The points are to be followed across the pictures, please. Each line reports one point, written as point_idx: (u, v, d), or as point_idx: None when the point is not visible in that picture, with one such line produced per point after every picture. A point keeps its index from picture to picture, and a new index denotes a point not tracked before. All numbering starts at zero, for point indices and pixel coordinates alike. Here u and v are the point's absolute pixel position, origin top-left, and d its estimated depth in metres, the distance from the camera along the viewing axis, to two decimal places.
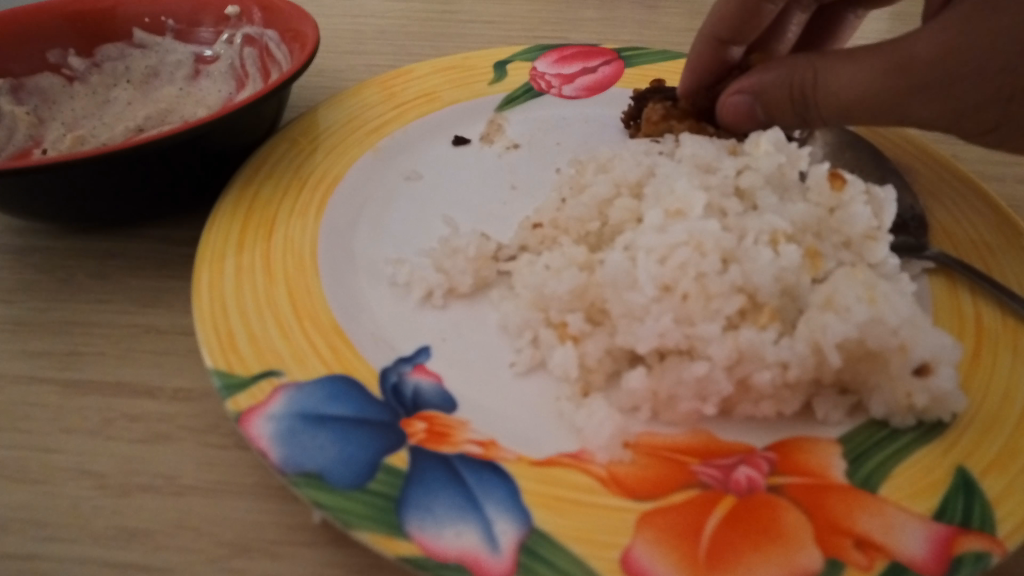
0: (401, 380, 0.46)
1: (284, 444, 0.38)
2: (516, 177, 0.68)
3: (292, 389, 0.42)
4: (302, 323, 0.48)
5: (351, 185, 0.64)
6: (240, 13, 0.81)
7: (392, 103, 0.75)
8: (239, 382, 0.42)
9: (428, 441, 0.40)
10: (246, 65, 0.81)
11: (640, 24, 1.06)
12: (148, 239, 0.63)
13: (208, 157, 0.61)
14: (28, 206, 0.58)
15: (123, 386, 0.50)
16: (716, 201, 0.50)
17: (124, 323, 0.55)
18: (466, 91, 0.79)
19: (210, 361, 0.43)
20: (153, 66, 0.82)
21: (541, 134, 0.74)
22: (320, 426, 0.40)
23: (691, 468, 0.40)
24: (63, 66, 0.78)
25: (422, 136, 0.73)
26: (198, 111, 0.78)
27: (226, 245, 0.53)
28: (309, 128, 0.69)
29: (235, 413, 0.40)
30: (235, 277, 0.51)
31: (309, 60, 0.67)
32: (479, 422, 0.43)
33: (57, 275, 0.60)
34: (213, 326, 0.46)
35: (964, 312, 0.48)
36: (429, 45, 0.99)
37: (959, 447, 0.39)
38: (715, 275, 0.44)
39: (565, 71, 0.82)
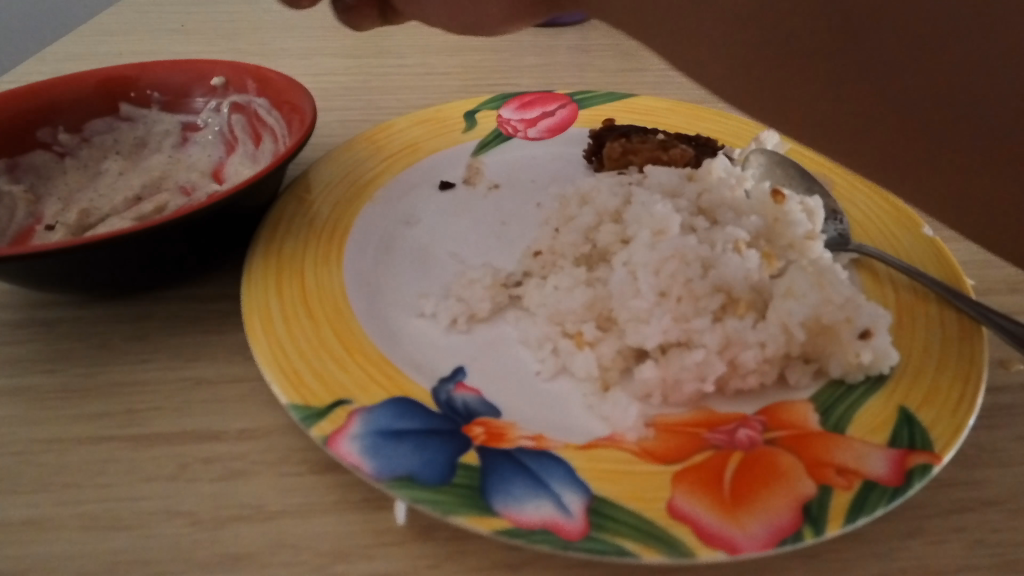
0: (450, 397, 0.53)
1: (373, 456, 0.45)
2: (505, 213, 0.77)
3: (365, 412, 0.49)
4: (354, 358, 0.55)
5: (361, 233, 0.71)
6: (228, 83, 0.85)
7: (380, 155, 0.83)
8: (318, 411, 0.48)
9: (489, 441, 0.48)
10: (235, 131, 0.87)
11: (578, 67, 1.18)
12: (174, 300, 0.68)
13: (228, 222, 0.67)
14: (66, 279, 0.62)
15: (189, 433, 0.55)
16: (688, 220, 0.62)
17: (172, 377, 0.59)
18: (445, 140, 0.88)
19: (285, 397, 0.49)
20: (142, 137, 0.86)
21: (518, 174, 0.84)
22: (398, 438, 0.47)
23: (702, 435, 0.49)
24: (53, 143, 0.81)
25: (413, 184, 0.81)
26: (192, 176, 0.85)
27: (267, 296, 0.59)
28: (312, 185, 0.76)
29: (321, 436, 0.47)
30: (284, 323, 0.57)
31: (306, 136, 0.73)
32: (527, 422, 0.51)
33: (94, 342, 0.63)
34: (278, 367, 0.52)
35: (885, 290, 0.61)
36: (394, 98, 1.07)
37: (898, 392, 0.50)
38: (699, 280, 0.56)
39: (528, 116, 0.93)
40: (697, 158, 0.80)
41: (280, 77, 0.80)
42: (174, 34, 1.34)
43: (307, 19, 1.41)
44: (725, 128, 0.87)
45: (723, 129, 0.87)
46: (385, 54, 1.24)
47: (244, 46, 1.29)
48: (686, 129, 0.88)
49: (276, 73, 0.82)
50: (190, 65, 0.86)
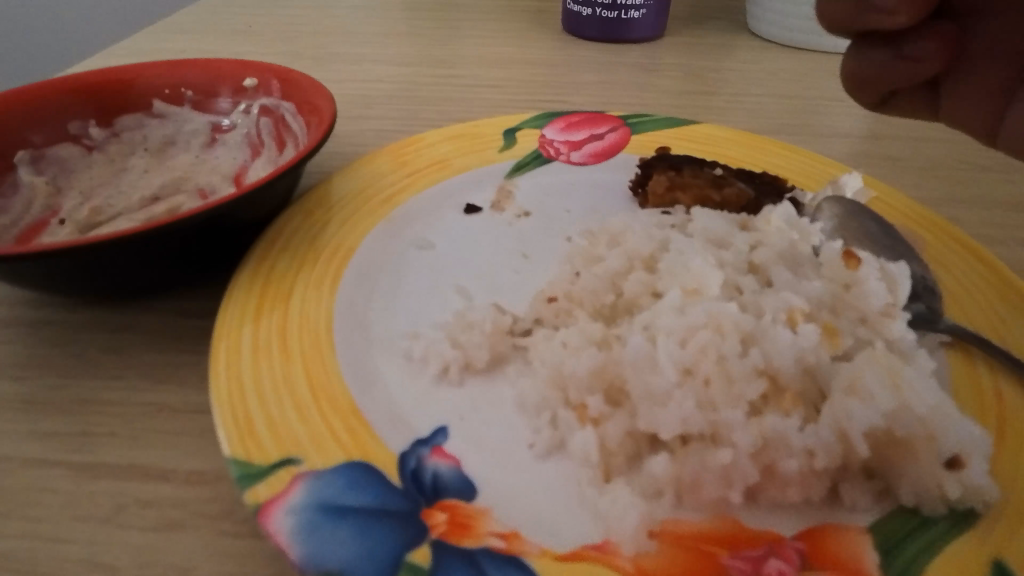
0: (420, 466, 0.45)
1: (305, 539, 0.38)
2: (528, 246, 0.69)
3: (311, 478, 0.41)
4: (319, 404, 0.47)
5: (364, 256, 0.65)
6: (257, 85, 0.81)
7: (403, 171, 0.76)
8: (259, 471, 0.41)
9: (450, 534, 0.39)
10: (262, 135, 0.84)
11: (640, 87, 1.09)
12: (162, 310, 0.64)
13: (223, 232, 0.62)
14: (49, 280, 0.58)
15: (136, 469, 0.49)
16: (731, 278, 0.52)
17: (137, 400, 0.54)
18: (476, 158, 0.80)
19: (227, 448, 0.42)
20: (170, 135, 0.84)
21: (552, 201, 0.76)
22: (341, 518, 0.39)
23: (719, 560, 0.38)
24: (82, 136, 0.79)
25: (434, 205, 0.74)
26: (213, 179, 0.81)
27: (242, 321, 0.53)
28: (323, 199, 0.70)
29: (253, 504, 0.39)
30: (251, 356, 0.50)
31: (325, 136, 0.69)
32: (503, 511, 0.42)
33: (71, 350, 0.59)
34: (230, 408, 0.45)
35: (982, 389, 0.48)
36: (437, 110, 1.01)
37: (992, 538, 0.37)
38: (737, 360, 0.45)
39: (573, 137, 0.84)
40: (757, 201, 0.68)
41: (306, 78, 0.77)
42: (236, 36, 1.35)
43: (368, 25, 1.39)
44: (797, 167, 0.75)
45: (792, 166, 0.76)
46: (437, 62, 1.19)
47: (300, 49, 1.27)
48: (749, 165, 0.77)
49: (302, 74, 0.78)
50: (219, 66, 0.83)
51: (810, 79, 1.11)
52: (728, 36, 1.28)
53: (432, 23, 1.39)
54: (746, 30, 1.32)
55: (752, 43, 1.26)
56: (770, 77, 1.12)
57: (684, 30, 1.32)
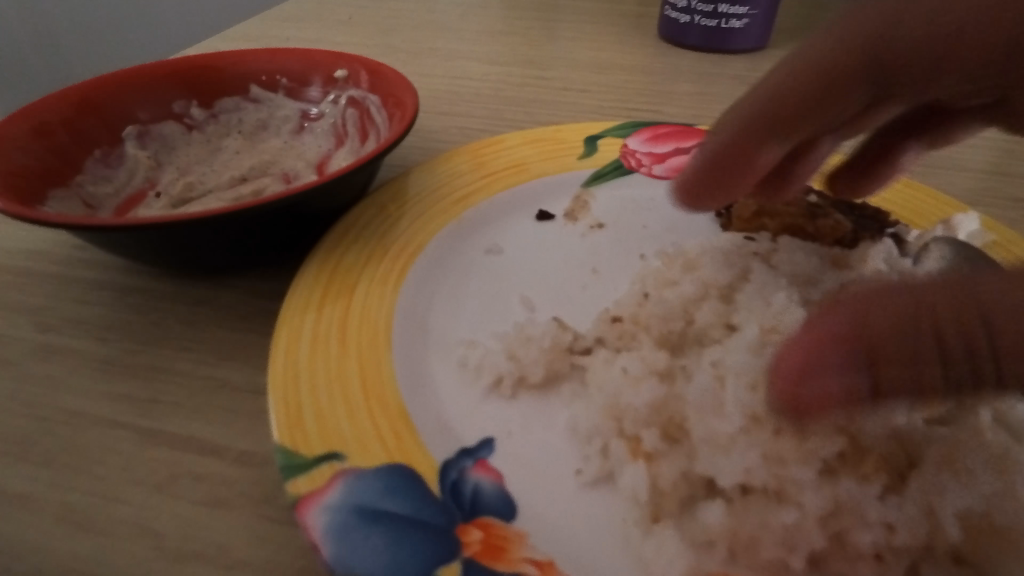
0: (461, 479, 0.43)
1: (337, 540, 0.37)
2: (598, 260, 0.66)
3: (351, 477, 0.41)
4: (368, 402, 0.47)
5: (431, 256, 0.64)
6: (347, 76, 0.84)
7: (480, 172, 0.76)
8: (301, 463, 0.41)
9: (482, 555, 0.38)
10: (347, 125, 0.86)
11: (737, 101, 1.03)
12: (235, 288, 0.66)
13: (298, 220, 0.63)
14: (136, 250, 0.60)
15: (192, 441, 0.50)
16: (818, 320, 0.49)
17: (202, 373, 0.56)
18: (555, 164, 0.78)
19: (276, 436, 0.43)
20: (263, 119, 0.87)
21: (629, 215, 0.73)
22: (375, 524, 0.39)
23: None
24: (185, 115, 0.84)
25: (507, 208, 0.73)
26: (298, 165, 0.84)
27: (306, 308, 0.54)
28: (397, 194, 0.70)
29: (293, 496, 0.39)
30: (310, 344, 0.51)
31: (405, 130, 0.69)
32: (540, 538, 0.40)
33: (149, 318, 0.62)
34: (283, 396, 0.46)
35: None
36: (521, 111, 1.00)
37: None
38: None
39: (657, 150, 0.81)
40: (854, 235, 0.63)
41: (393, 72, 0.78)
42: (339, 25, 1.39)
43: (464, 21, 1.39)
44: (903, 203, 0.69)
45: (899, 199, 0.69)
46: (527, 63, 1.18)
47: (395, 43, 1.29)
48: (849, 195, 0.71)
49: (389, 67, 0.79)
50: (314, 56, 0.86)
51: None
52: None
53: (527, 23, 1.38)
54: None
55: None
56: None
57: (790, 43, 1.24)
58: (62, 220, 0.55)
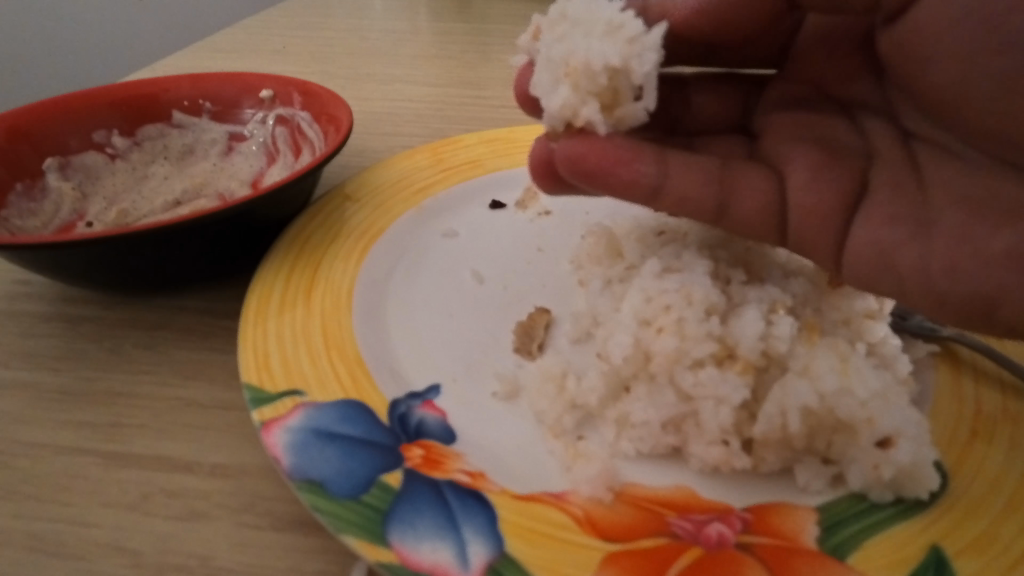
0: (408, 412, 0.50)
1: (296, 452, 0.43)
2: (543, 240, 0.73)
3: (311, 408, 0.47)
4: (329, 353, 0.53)
5: (391, 237, 0.70)
6: (274, 96, 0.85)
7: (438, 168, 0.82)
8: (267, 396, 0.47)
9: (422, 466, 0.44)
10: (277, 143, 0.87)
11: None
12: (188, 310, 0.66)
13: (243, 230, 0.64)
14: (81, 270, 0.60)
15: (162, 460, 0.50)
16: (722, 271, 0.55)
17: (168, 395, 0.56)
18: (509, 161, 0.85)
19: (245, 376, 0.49)
20: (190, 144, 0.86)
21: (573, 206, 0.79)
22: (329, 441, 0.44)
23: (666, 520, 0.42)
24: (106, 145, 0.82)
25: (461, 199, 0.78)
26: (232, 184, 0.84)
27: (274, 278, 0.60)
28: (361, 186, 0.76)
29: (258, 422, 0.45)
30: (278, 309, 0.57)
31: (343, 141, 0.72)
32: (476, 456, 0.47)
33: (106, 345, 0.61)
34: (252, 346, 0.52)
35: (963, 397, 0.49)
36: (463, 129, 1.04)
37: (938, 526, 0.40)
38: (694, 321, 0.50)
39: None
40: None
41: (323, 89, 0.80)
42: (275, 54, 1.39)
43: (399, 47, 1.42)
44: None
45: None
46: (466, 84, 1.21)
47: (333, 69, 1.30)
48: None
49: (320, 85, 0.82)
50: (246, 78, 0.87)
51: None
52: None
53: (462, 47, 1.41)
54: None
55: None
56: None
57: None
58: (6, 239, 0.55)
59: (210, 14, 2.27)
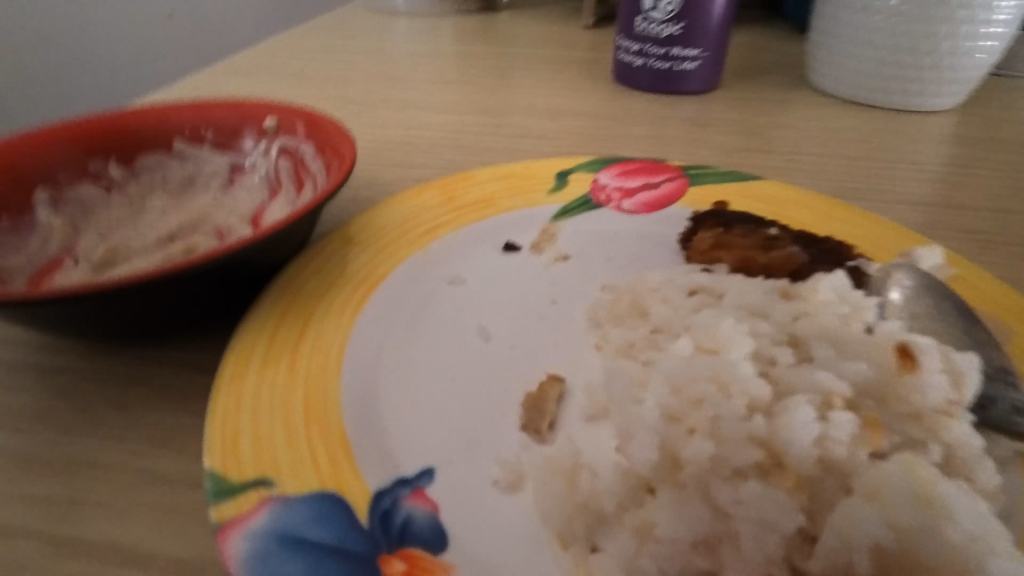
0: (394, 506, 0.43)
1: (253, 568, 0.37)
2: (559, 291, 0.66)
3: (278, 504, 0.41)
4: (309, 429, 0.47)
5: (393, 286, 0.64)
6: (278, 126, 0.80)
7: (448, 206, 0.76)
8: (229, 488, 0.41)
9: None
10: (281, 176, 0.82)
11: (691, 144, 1.04)
12: (169, 363, 0.61)
13: (231, 281, 0.59)
14: (55, 322, 0.55)
15: (118, 551, 0.45)
16: (766, 349, 0.51)
17: (134, 467, 0.51)
18: (525, 198, 0.78)
19: (208, 460, 0.43)
20: (190, 175, 0.82)
21: (593, 250, 0.72)
22: (295, 552, 0.39)
23: None
24: (102, 175, 0.78)
25: (472, 241, 0.72)
26: (231, 220, 0.80)
27: (258, 336, 0.54)
28: (364, 226, 0.71)
29: (215, 522, 0.39)
30: (257, 373, 0.51)
31: (345, 177, 0.66)
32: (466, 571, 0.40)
33: (76, 403, 0.56)
34: (222, 420, 0.46)
35: None
36: (479, 160, 0.98)
37: None
38: (732, 420, 0.46)
39: (626, 186, 0.80)
40: (810, 266, 0.65)
41: (328, 120, 0.75)
42: (292, 77, 1.35)
43: (419, 70, 1.38)
44: (864, 234, 0.69)
45: (862, 234, 0.69)
46: (485, 111, 1.16)
47: (349, 93, 1.26)
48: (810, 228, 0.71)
49: (325, 115, 0.77)
50: (245, 105, 0.82)
51: (876, 139, 1.05)
52: (787, 91, 1.23)
53: (484, 71, 1.36)
54: (804, 84, 1.27)
55: (819, 98, 1.21)
56: (832, 138, 1.06)
57: (737, 85, 1.27)
58: None
59: (237, 33, 2.26)
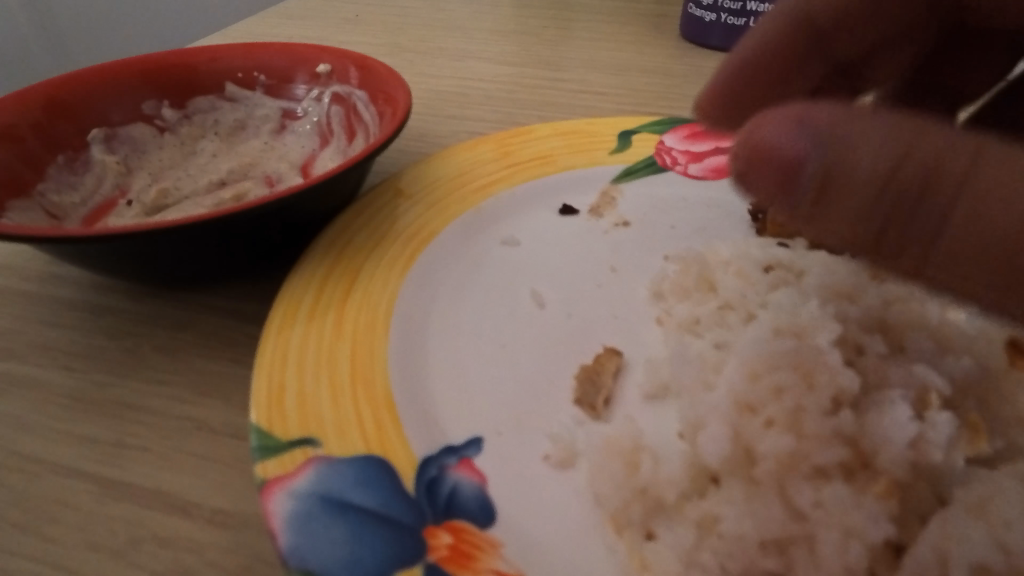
0: (441, 475, 0.41)
1: (296, 529, 0.35)
2: (618, 259, 0.62)
3: (323, 465, 0.39)
4: (354, 389, 0.45)
5: (444, 244, 0.61)
6: (331, 71, 0.77)
7: (504, 162, 0.72)
8: (274, 445, 0.40)
9: (448, 561, 0.35)
10: (332, 124, 0.79)
11: None
12: (215, 312, 0.60)
13: (279, 228, 0.57)
14: (106, 263, 0.54)
15: (160, 497, 0.44)
16: (853, 335, 0.47)
17: (179, 414, 0.50)
18: (585, 157, 0.74)
19: (253, 414, 0.42)
20: (241, 119, 0.80)
21: (656, 216, 0.67)
22: (339, 516, 0.37)
23: None
24: (156, 116, 0.77)
25: (528, 201, 0.68)
26: (281, 167, 0.77)
27: (306, 288, 0.52)
28: (416, 179, 0.67)
29: (259, 479, 0.38)
30: (304, 327, 0.49)
31: (400, 126, 0.63)
32: (515, 548, 0.37)
33: (124, 344, 0.56)
34: (267, 374, 0.45)
35: None
36: (536, 115, 0.93)
37: None
38: (816, 415, 0.42)
39: (695, 148, 0.75)
40: None
41: (384, 66, 0.72)
42: (345, 22, 1.31)
43: (475, 19, 1.32)
44: None
45: None
46: (544, 64, 1.10)
47: (403, 41, 1.22)
48: None
49: (379, 61, 0.73)
50: (294, 49, 0.80)
51: None
52: None
53: (543, 22, 1.29)
54: None
55: None
56: None
57: None
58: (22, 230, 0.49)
59: None
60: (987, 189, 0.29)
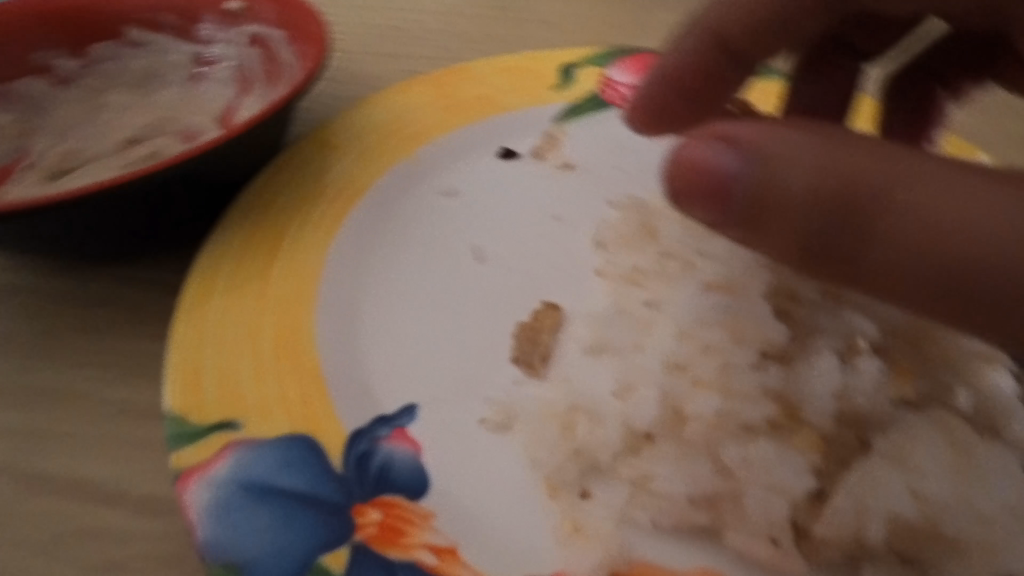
0: (371, 450, 0.39)
1: (216, 520, 0.34)
2: (561, 206, 0.59)
3: (244, 449, 0.38)
4: (279, 364, 0.43)
5: (377, 197, 0.58)
6: (242, 8, 0.71)
7: (440, 104, 0.67)
8: (191, 431, 0.38)
9: (377, 539, 0.35)
10: (249, 68, 0.73)
11: None
12: (135, 285, 0.55)
13: (194, 192, 0.52)
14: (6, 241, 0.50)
15: (84, 487, 0.43)
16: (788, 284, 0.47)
17: (99, 399, 0.48)
18: (526, 96, 0.69)
19: (168, 399, 0.39)
20: (150, 68, 0.74)
21: (601, 158, 0.64)
22: (262, 502, 0.36)
23: None
24: (50, 68, 0.70)
25: (466, 146, 0.64)
26: (198, 121, 0.69)
27: (224, 257, 0.49)
28: (344, 125, 0.62)
29: (175, 470, 0.36)
30: (222, 300, 0.46)
31: (316, 68, 0.58)
32: (447, 519, 0.37)
33: (35, 326, 0.52)
34: (183, 354, 0.42)
35: None
36: (480, 49, 0.87)
37: None
38: (743, 371, 0.43)
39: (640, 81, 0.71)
40: None
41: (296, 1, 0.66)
42: None
43: None
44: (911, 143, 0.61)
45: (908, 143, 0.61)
46: None
47: None
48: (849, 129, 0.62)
49: None
50: None
51: None
52: None
53: None
54: None
55: None
56: None
57: None
58: None
59: None
60: (905, 211, 0.29)
